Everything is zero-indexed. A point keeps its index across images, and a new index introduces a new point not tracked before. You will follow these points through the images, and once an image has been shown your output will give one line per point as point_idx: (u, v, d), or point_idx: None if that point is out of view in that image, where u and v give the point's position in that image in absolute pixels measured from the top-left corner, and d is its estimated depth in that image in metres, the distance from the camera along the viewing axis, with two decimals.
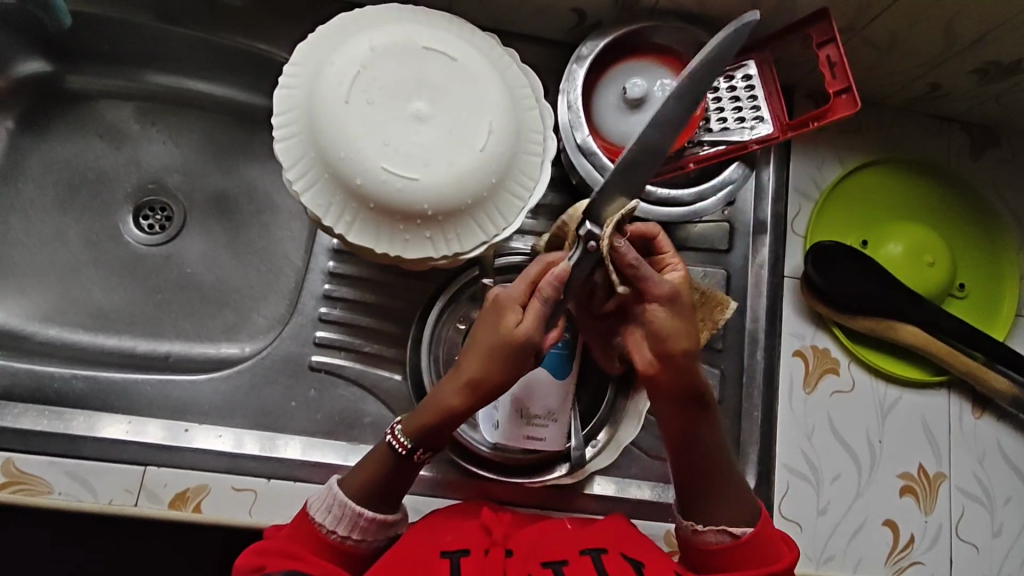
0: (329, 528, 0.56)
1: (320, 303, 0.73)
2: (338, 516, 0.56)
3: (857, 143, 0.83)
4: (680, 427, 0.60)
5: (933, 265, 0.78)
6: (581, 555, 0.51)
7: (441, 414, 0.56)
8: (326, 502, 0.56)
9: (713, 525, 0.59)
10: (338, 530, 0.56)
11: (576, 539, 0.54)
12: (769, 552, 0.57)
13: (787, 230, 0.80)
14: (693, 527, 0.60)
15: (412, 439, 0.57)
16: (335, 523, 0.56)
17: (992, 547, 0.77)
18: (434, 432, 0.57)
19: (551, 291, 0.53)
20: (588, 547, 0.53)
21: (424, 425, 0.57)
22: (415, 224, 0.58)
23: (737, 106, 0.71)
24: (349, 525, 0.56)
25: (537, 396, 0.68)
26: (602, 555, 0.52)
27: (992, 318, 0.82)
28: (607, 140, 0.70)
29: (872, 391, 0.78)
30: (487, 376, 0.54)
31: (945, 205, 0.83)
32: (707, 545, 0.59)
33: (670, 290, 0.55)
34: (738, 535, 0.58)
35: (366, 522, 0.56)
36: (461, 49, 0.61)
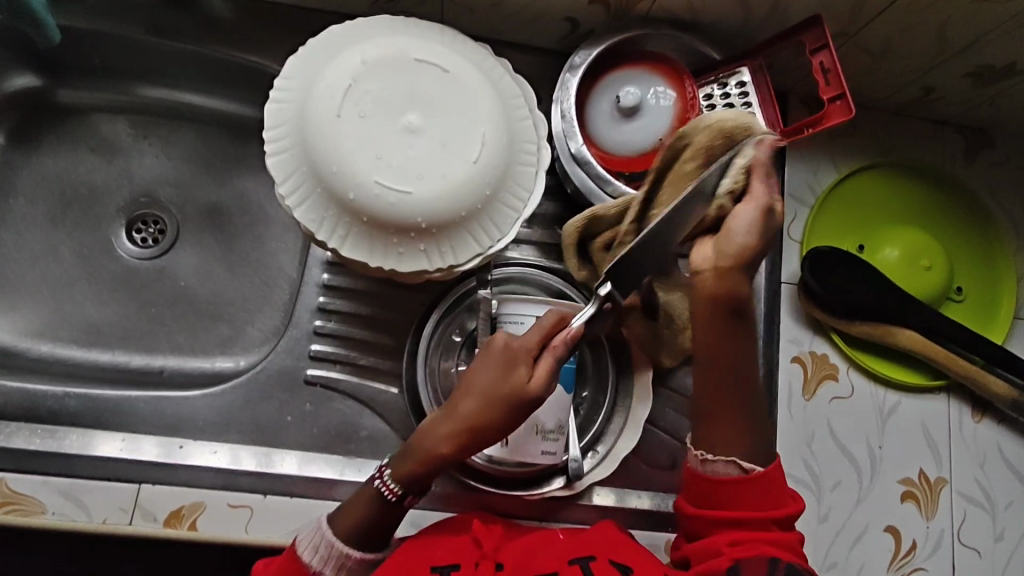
0: (315, 568, 0.55)
1: (315, 316, 0.72)
2: (326, 556, 0.55)
3: (852, 148, 0.83)
4: (716, 344, 0.57)
5: (929, 270, 0.78)
6: (569, 565, 0.52)
7: (433, 461, 0.56)
8: (314, 540, 0.56)
9: (722, 455, 0.56)
10: (324, 570, 0.55)
11: (564, 548, 0.54)
12: (778, 491, 0.55)
13: (783, 235, 0.80)
14: (702, 454, 0.56)
15: (401, 484, 0.56)
16: (321, 563, 0.55)
17: (994, 551, 0.76)
18: (423, 480, 0.57)
19: (563, 351, 0.56)
20: (576, 555, 0.53)
21: (415, 474, 0.56)
22: (409, 237, 0.58)
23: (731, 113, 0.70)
24: (337, 567, 0.55)
25: (550, 409, 0.66)
26: (589, 563, 0.52)
27: (989, 320, 0.81)
28: (602, 149, 0.70)
29: (870, 396, 0.78)
30: (485, 421, 0.55)
31: (939, 207, 0.83)
32: (713, 475, 0.56)
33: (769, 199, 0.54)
34: (748, 469, 0.55)
35: (354, 562, 0.56)
36: (454, 60, 0.61)
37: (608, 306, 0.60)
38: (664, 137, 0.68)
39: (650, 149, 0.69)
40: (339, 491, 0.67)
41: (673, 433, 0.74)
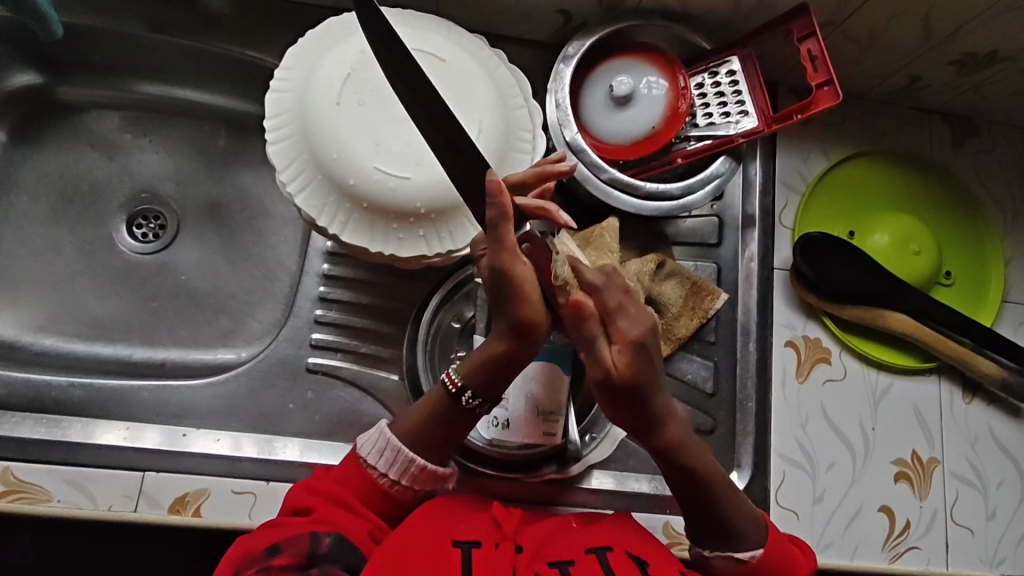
0: (380, 472, 0.59)
1: (316, 305, 0.73)
2: (391, 460, 0.58)
3: (841, 136, 0.85)
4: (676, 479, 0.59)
5: (918, 254, 0.80)
6: (587, 554, 0.53)
7: (498, 359, 0.57)
8: (378, 446, 0.59)
9: (720, 551, 0.59)
10: (388, 474, 0.59)
11: (582, 539, 0.56)
12: (788, 559, 0.59)
13: (775, 223, 0.82)
14: (703, 551, 0.60)
15: (466, 381, 0.58)
16: (386, 467, 0.59)
17: (987, 531, 0.77)
18: (490, 377, 0.58)
19: (483, 278, 0.54)
20: (594, 545, 0.55)
21: (480, 371, 0.58)
22: (408, 222, 0.59)
23: (722, 101, 0.72)
24: (401, 471, 0.58)
25: (549, 393, 0.68)
26: (607, 553, 0.54)
27: (979, 302, 0.83)
28: (596, 138, 0.71)
29: (863, 379, 0.79)
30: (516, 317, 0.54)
31: (927, 194, 0.85)
32: (715, 568, 0.59)
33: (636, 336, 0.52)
34: (744, 560, 0.58)
35: (417, 470, 0.59)
36: (450, 51, 0.63)
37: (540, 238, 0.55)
38: (656, 125, 0.70)
39: (643, 136, 0.70)
40: None
41: None
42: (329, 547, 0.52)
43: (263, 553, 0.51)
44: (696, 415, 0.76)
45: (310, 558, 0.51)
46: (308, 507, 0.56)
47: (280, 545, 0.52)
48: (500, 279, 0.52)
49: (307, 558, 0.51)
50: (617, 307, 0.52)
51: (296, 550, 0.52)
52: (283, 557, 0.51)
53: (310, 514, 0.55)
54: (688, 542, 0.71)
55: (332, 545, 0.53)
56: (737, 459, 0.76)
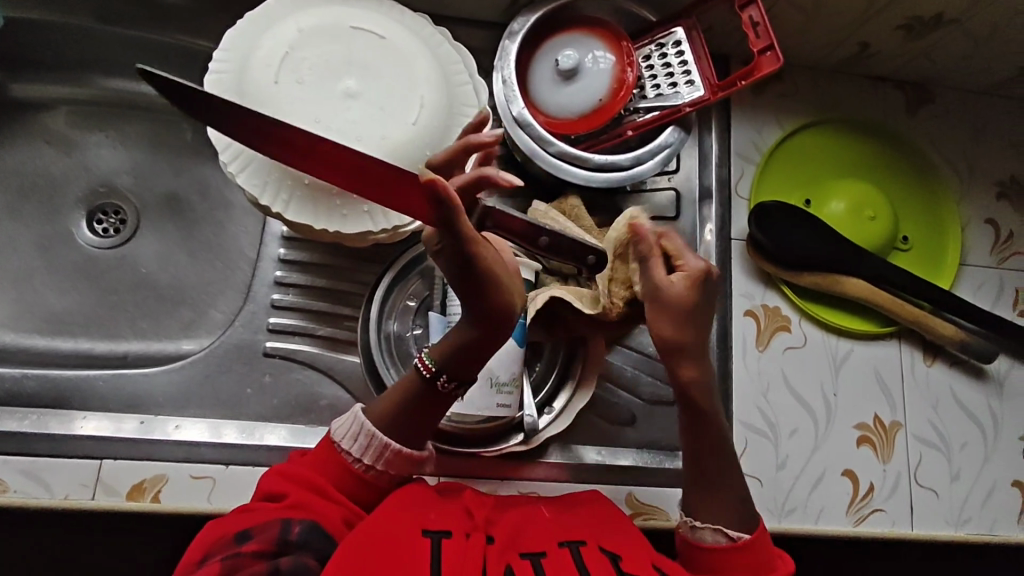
0: (355, 457, 0.57)
1: (272, 290, 0.74)
2: (365, 444, 0.57)
3: (795, 107, 0.86)
4: (691, 437, 0.62)
5: (874, 219, 0.81)
6: (559, 547, 0.54)
7: (474, 342, 0.57)
8: (352, 431, 0.58)
9: (711, 523, 0.59)
10: (363, 459, 0.57)
11: (557, 531, 0.57)
12: (761, 557, 0.58)
13: (732, 194, 0.82)
14: (692, 522, 0.60)
15: (438, 362, 0.58)
16: (361, 452, 0.57)
17: (951, 491, 0.78)
18: (461, 360, 0.58)
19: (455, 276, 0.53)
20: (567, 539, 0.56)
21: (455, 353, 0.58)
22: (352, 199, 0.59)
23: (669, 72, 0.72)
24: (375, 455, 0.57)
25: (503, 362, 0.68)
26: (580, 548, 0.54)
27: (938, 266, 0.84)
28: (545, 113, 0.72)
29: (823, 345, 0.80)
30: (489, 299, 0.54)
31: (883, 161, 0.86)
32: (703, 543, 0.59)
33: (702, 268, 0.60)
34: (735, 537, 0.58)
35: (391, 454, 0.58)
36: (390, 28, 0.63)
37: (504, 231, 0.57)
38: (603, 98, 0.70)
39: (591, 109, 0.71)
40: None
41: (631, 390, 0.75)
42: (300, 534, 0.51)
43: (233, 539, 0.50)
44: (660, 387, 0.75)
45: (281, 545, 0.50)
46: (281, 492, 0.55)
47: (250, 532, 0.51)
48: (472, 272, 0.52)
49: (277, 544, 0.50)
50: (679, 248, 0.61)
51: (267, 537, 0.50)
52: (252, 544, 0.50)
53: (282, 499, 0.54)
54: (652, 512, 0.71)
55: (303, 532, 0.51)
56: None
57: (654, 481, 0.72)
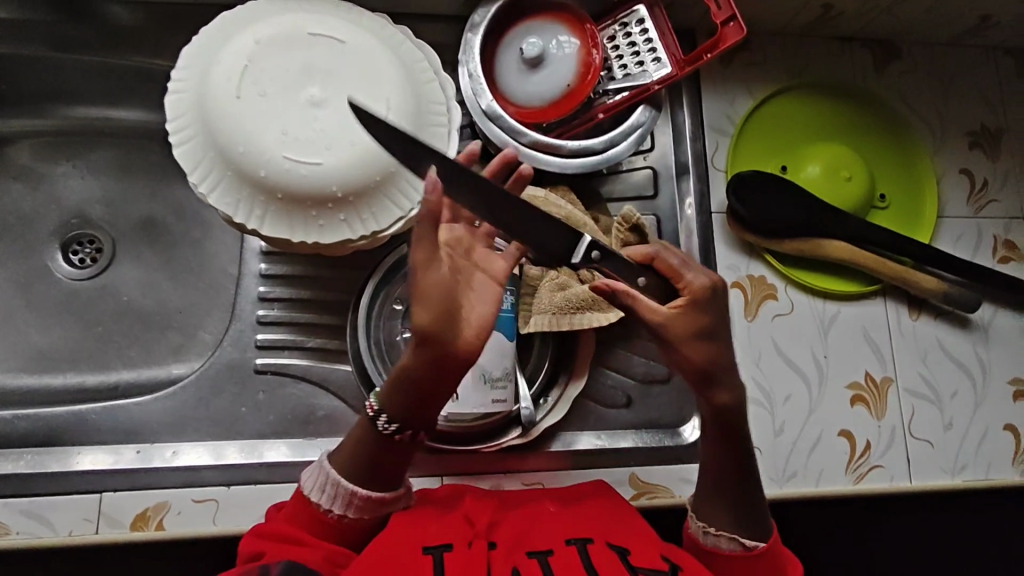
0: (327, 507, 0.56)
1: (258, 306, 0.73)
2: (333, 495, 0.56)
3: (764, 75, 0.86)
4: (721, 459, 0.61)
5: (850, 180, 0.81)
6: (566, 545, 0.56)
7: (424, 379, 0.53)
8: (319, 481, 0.57)
9: (727, 533, 0.61)
10: (335, 508, 0.56)
11: (562, 527, 0.58)
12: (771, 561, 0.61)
13: (708, 168, 0.82)
14: (703, 526, 0.62)
15: (383, 403, 0.55)
16: (331, 502, 0.56)
17: (945, 440, 0.79)
18: (409, 402, 0.53)
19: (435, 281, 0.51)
20: (573, 536, 0.57)
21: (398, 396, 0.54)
22: (327, 208, 0.58)
23: (635, 51, 0.72)
24: (343, 503, 0.56)
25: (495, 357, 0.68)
26: (587, 545, 0.56)
27: (916, 221, 0.84)
28: (514, 103, 0.71)
29: (811, 309, 0.80)
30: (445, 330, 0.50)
31: (855, 121, 0.86)
32: (712, 548, 0.61)
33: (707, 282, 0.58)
34: (749, 546, 0.60)
35: (360, 501, 0.56)
36: (349, 31, 0.62)
37: (597, 255, 0.57)
38: (572, 82, 0.70)
39: (561, 95, 0.70)
40: (303, 472, 0.67)
41: (626, 373, 0.75)
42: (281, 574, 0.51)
43: None
44: (653, 367, 0.76)
45: None
46: (258, 552, 0.53)
47: None
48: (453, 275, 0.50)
49: None
50: (681, 261, 0.58)
51: None
52: None
53: (262, 557, 0.53)
54: (656, 490, 0.72)
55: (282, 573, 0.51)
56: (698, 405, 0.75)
57: (656, 460, 0.73)
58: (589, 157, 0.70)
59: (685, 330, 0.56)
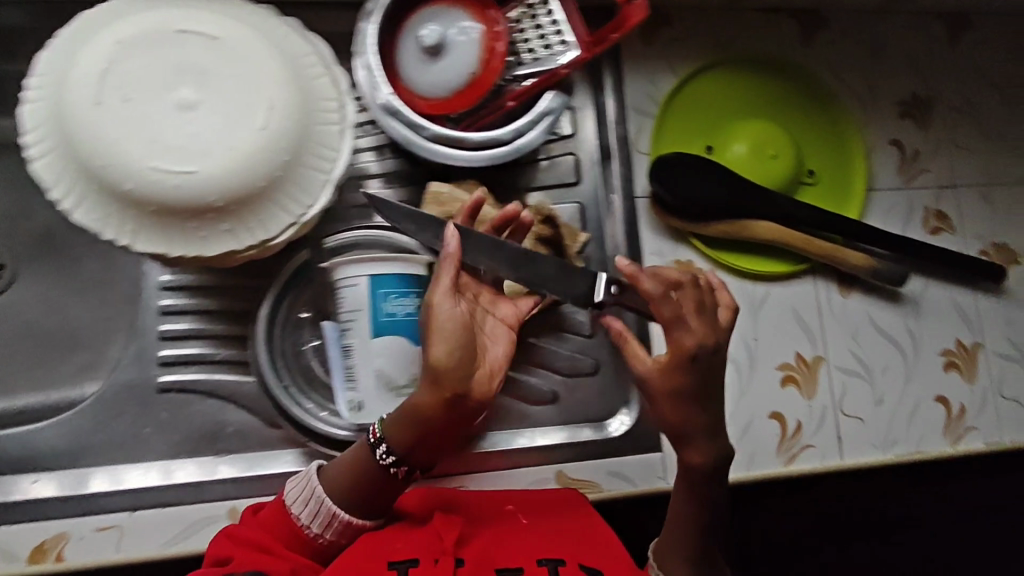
0: (306, 523, 0.57)
1: (159, 319, 0.69)
2: (315, 513, 0.58)
3: (688, 52, 0.83)
4: (684, 506, 0.62)
5: (776, 158, 0.79)
6: (537, 565, 0.58)
7: (425, 421, 0.57)
8: (304, 495, 0.58)
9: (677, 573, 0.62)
10: (314, 527, 0.57)
11: (533, 545, 0.60)
12: None
13: (631, 151, 0.80)
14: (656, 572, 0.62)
15: (388, 435, 0.58)
16: (310, 519, 0.58)
17: (876, 416, 0.79)
18: (409, 438, 0.58)
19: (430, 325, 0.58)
20: (545, 556, 0.59)
21: (400, 432, 0.58)
22: (207, 219, 0.55)
23: (541, 35, 0.68)
24: (324, 524, 0.57)
25: (400, 364, 0.61)
26: (558, 566, 0.58)
27: (846, 195, 0.83)
28: (416, 93, 0.68)
29: (739, 291, 0.79)
30: (446, 369, 0.56)
31: (782, 96, 0.84)
32: None
33: (692, 343, 0.58)
34: None
35: (340, 524, 0.58)
36: (225, 25, 0.57)
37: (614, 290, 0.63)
38: (475, 70, 0.66)
39: (464, 84, 0.67)
40: (211, 490, 0.65)
41: (550, 368, 0.74)
42: None
43: None
44: (578, 360, 0.74)
45: None
46: (227, 556, 0.55)
47: None
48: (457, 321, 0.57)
49: None
50: (673, 313, 0.58)
51: None
52: None
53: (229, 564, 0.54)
54: (583, 486, 0.71)
55: None
56: (627, 397, 0.75)
57: (582, 454, 0.72)
58: (496, 150, 0.67)
59: (662, 383, 0.59)
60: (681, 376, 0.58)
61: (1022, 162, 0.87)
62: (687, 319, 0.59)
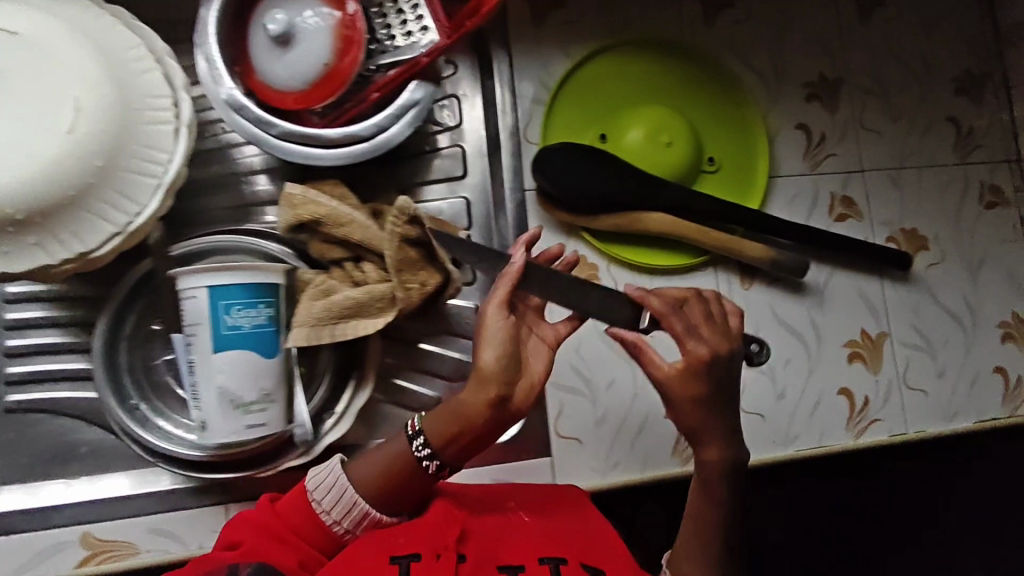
0: (323, 510, 0.56)
1: (4, 335, 0.65)
2: (340, 502, 0.56)
3: (583, 35, 0.79)
4: (701, 510, 0.60)
5: (671, 145, 0.75)
6: (538, 564, 0.55)
7: (473, 422, 0.56)
8: (326, 482, 0.56)
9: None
10: (337, 518, 0.56)
11: (535, 543, 0.57)
12: None
13: (521, 141, 0.76)
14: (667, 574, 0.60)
15: (423, 425, 0.57)
16: (331, 506, 0.56)
17: (777, 411, 0.77)
18: (453, 437, 0.56)
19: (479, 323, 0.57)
20: (546, 555, 0.56)
21: (446, 426, 0.56)
22: (11, 232, 0.52)
23: (402, 19, 0.64)
24: (345, 514, 0.56)
25: (245, 380, 0.57)
26: (559, 565, 0.55)
27: (748, 184, 0.80)
28: (267, 86, 0.63)
29: (635, 287, 0.75)
30: (495, 371, 0.55)
31: (682, 79, 0.80)
32: None
33: (707, 350, 0.57)
34: None
35: (358, 514, 0.56)
36: (32, 21, 0.53)
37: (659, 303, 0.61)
38: (330, 60, 0.62)
39: (318, 76, 0.62)
40: (62, 516, 0.63)
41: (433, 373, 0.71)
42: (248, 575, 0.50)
43: None
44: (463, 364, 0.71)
45: None
46: (236, 541, 0.54)
47: None
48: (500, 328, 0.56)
49: None
50: (686, 328, 0.58)
51: None
52: None
53: (236, 548, 0.53)
54: None
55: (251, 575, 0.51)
56: None
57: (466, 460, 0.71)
58: (356, 146, 0.63)
59: (683, 388, 0.58)
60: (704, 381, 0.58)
61: (934, 144, 0.84)
62: (700, 326, 0.58)
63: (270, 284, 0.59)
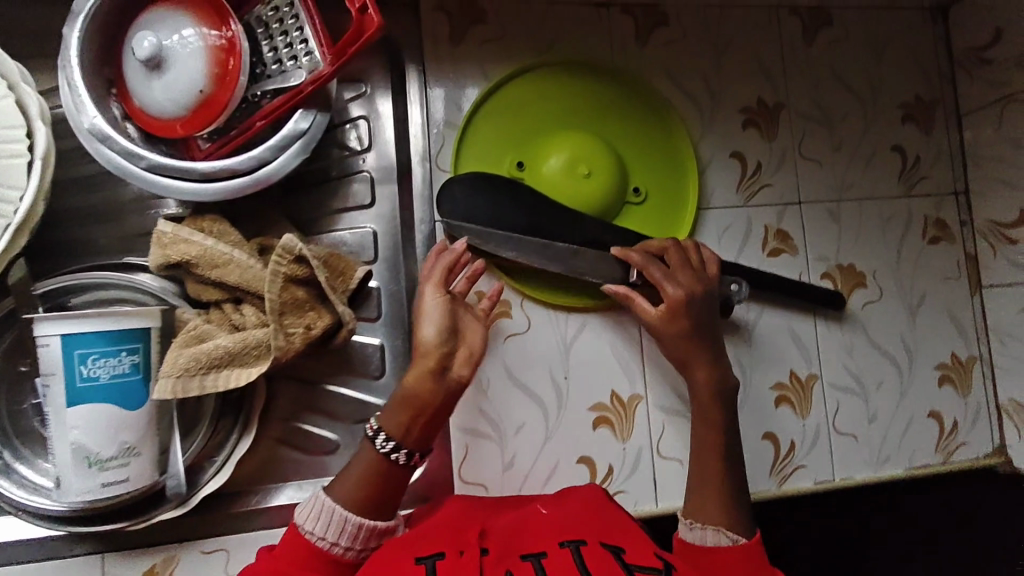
0: (319, 535, 0.53)
1: None
2: (333, 526, 0.53)
3: (502, 54, 0.74)
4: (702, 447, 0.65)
5: (590, 176, 0.71)
6: (559, 547, 0.50)
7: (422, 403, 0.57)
8: (314, 511, 0.54)
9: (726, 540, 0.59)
10: (337, 540, 0.53)
11: (554, 529, 0.52)
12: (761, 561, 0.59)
13: (432, 168, 0.72)
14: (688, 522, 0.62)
15: (383, 422, 0.57)
16: (325, 530, 0.53)
17: None
18: (408, 421, 0.56)
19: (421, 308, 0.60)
20: (566, 538, 0.51)
21: (399, 414, 0.57)
22: None
23: (286, 41, 0.59)
24: (346, 532, 0.54)
25: (105, 434, 0.53)
26: (580, 546, 0.49)
27: (676, 216, 0.76)
28: (142, 115, 0.58)
29: (549, 325, 0.72)
30: (439, 346, 0.58)
31: (609, 104, 0.75)
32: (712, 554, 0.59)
33: (683, 292, 0.65)
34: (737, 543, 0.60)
35: (357, 529, 0.54)
36: None
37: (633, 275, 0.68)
38: (205, 89, 0.57)
39: (194, 104, 0.57)
40: None
41: (331, 415, 0.68)
42: None
43: None
44: (364, 405, 0.68)
45: None
46: None
47: None
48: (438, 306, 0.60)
49: None
50: (663, 275, 0.65)
51: None
52: None
53: None
54: None
55: None
56: None
57: None
58: (237, 179, 0.59)
59: (668, 326, 0.65)
60: (688, 317, 0.65)
61: (879, 174, 0.80)
62: (677, 273, 0.66)
63: (139, 330, 0.55)
